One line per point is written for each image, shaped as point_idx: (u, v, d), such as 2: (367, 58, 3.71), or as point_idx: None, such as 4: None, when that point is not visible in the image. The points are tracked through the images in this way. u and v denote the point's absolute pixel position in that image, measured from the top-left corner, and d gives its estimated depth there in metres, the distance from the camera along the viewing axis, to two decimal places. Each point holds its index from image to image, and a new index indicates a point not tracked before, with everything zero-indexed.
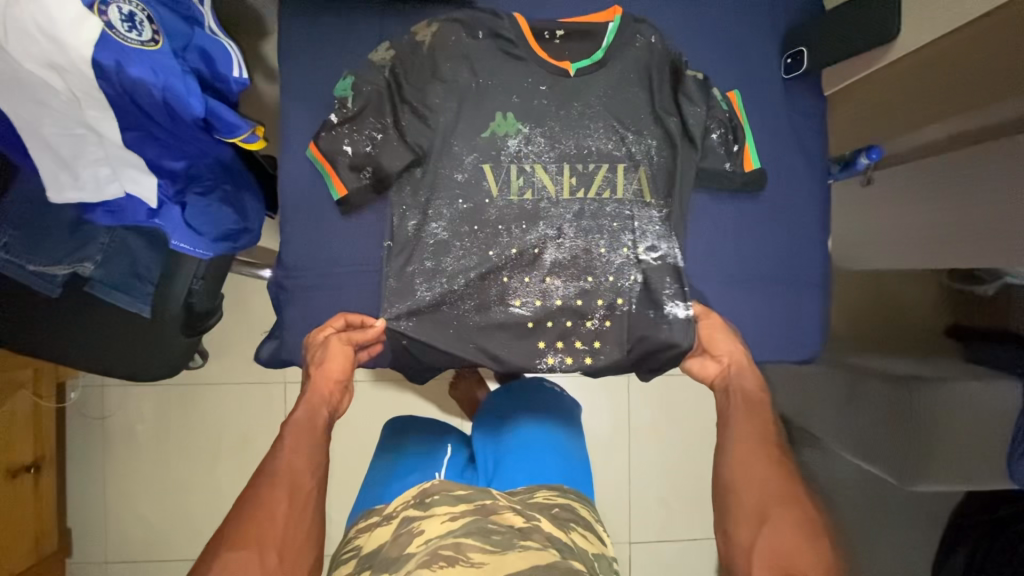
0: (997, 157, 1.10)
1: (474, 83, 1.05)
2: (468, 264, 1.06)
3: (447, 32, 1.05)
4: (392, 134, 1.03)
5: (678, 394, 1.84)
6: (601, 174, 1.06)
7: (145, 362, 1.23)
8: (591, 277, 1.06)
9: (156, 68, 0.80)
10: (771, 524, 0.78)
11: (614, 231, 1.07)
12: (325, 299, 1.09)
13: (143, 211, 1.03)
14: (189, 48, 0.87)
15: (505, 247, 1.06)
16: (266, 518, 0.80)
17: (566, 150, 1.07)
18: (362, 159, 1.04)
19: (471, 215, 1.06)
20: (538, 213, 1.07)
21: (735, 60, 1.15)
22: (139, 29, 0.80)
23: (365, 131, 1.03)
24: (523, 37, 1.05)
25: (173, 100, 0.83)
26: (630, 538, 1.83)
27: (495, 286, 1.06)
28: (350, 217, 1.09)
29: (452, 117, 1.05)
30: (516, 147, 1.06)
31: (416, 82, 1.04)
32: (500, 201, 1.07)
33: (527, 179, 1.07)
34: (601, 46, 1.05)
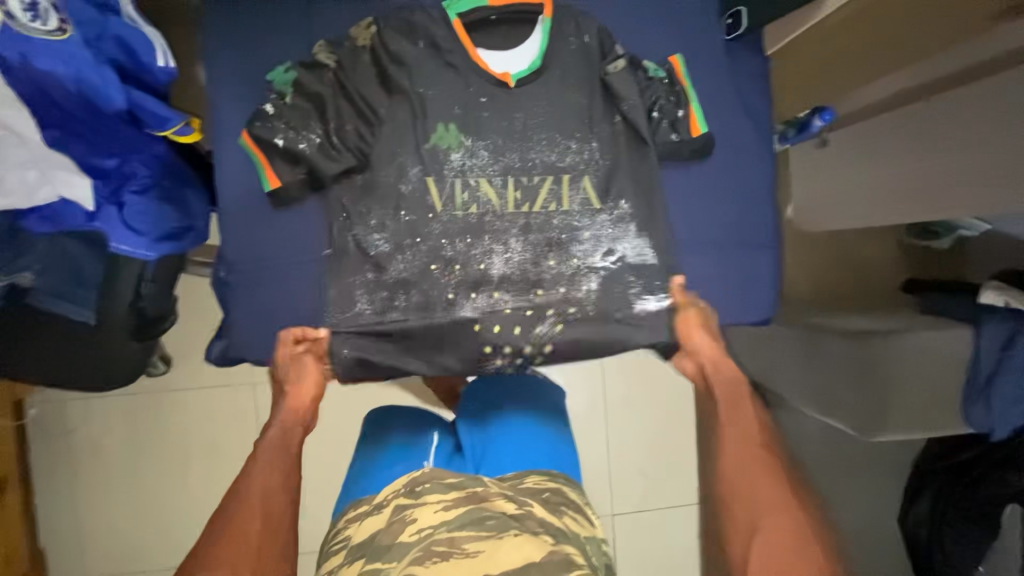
0: (941, 109, 1.12)
1: (410, 91, 1.01)
2: (408, 276, 1.02)
3: (388, 38, 1.01)
4: (330, 138, 1.00)
5: (649, 367, 1.86)
6: (547, 187, 1.04)
7: (99, 369, 1.21)
8: (542, 291, 1.03)
9: (67, 60, 0.76)
10: (766, 524, 0.73)
11: (562, 243, 1.05)
12: (271, 293, 1.05)
13: (80, 216, 0.98)
14: (105, 35, 0.83)
15: (449, 262, 1.02)
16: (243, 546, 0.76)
17: (511, 163, 1.03)
18: (291, 143, 1.00)
19: (412, 228, 1.02)
20: (483, 227, 1.03)
21: (678, 21, 1.13)
22: (44, 18, 0.76)
23: (301, 132, 1.00)
24: (457, 39, 1.01)
25: (89, 92, 0.78)
26: (613, 511, 1.85)
27: (439, 302, 1.02)
28: (284, 207, 1.05)
29: (393, 120, 1.01)
30: (459, 161, 1.03)
31: (358, 79, 1.00)
32: (444, 216, 1.03)
33: (471, 193, 1.03)
34: (538, 53, 1.03)
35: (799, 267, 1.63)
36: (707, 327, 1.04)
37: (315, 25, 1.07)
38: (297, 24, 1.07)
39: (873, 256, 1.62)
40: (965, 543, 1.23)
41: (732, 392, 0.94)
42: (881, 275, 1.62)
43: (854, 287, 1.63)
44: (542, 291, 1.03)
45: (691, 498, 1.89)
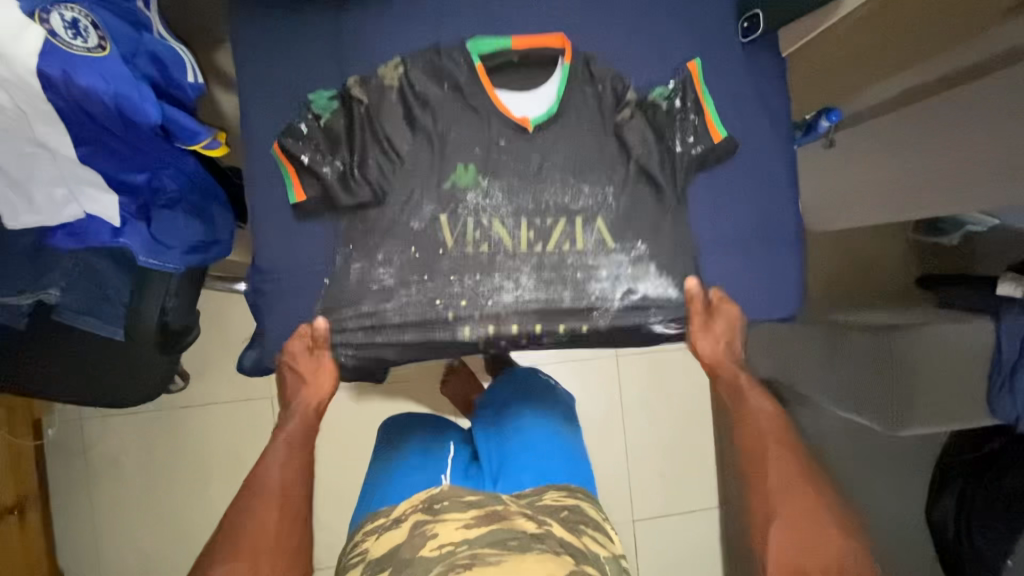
0: (960, 103, 1.13)
1: (429, 130, 0.90)
2: (415, 311, 0.92)
3: (413, 79, 0.96)
4: (350, 168, 0.92)
5: (663, 367, 1.85)
6: (559, 229, 0.94)
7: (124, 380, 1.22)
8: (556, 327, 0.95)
9: (106, 76, 0.77)
10: (782, 511, 0.78)
11: (578, 282, 0.94)
12: (283, 305, 0.96)
13: (106, 230, 0.98)
14: (140, 52, 0.86)
15: (454, 298, 0.92)
16: (254, 534, 0.76)
17: (524, 204, 0.94)
18: (313, 169, 0.94)
19: (421, 263, 0.91)
20: (495, 264, 0.92)
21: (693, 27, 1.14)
22: (84, 36, 0.77)
23: (328, 156, 0.95)
24: (477, 82, 0.93)
25: (126, 108, 0.80)
26: (632, 517, 1.84)
27: (436, 322, 0.92)
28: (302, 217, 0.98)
29: (413, 150, 0.89)
30: (474, 201, 0.92)
31: (386, 113, 0.94)
32: (455, 253, 0.92)
33: (483, 231, 0.93)
34: (555, 96, 0.94)
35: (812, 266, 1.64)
36: (731, 320, 1.00)
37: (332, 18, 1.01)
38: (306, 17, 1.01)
39: (884, 257, 1.64)
40: (992, 538, 1.22)
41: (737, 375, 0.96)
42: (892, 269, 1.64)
43: (868, 288, 1.64)
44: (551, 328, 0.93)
45: (711, 501, 1.88)
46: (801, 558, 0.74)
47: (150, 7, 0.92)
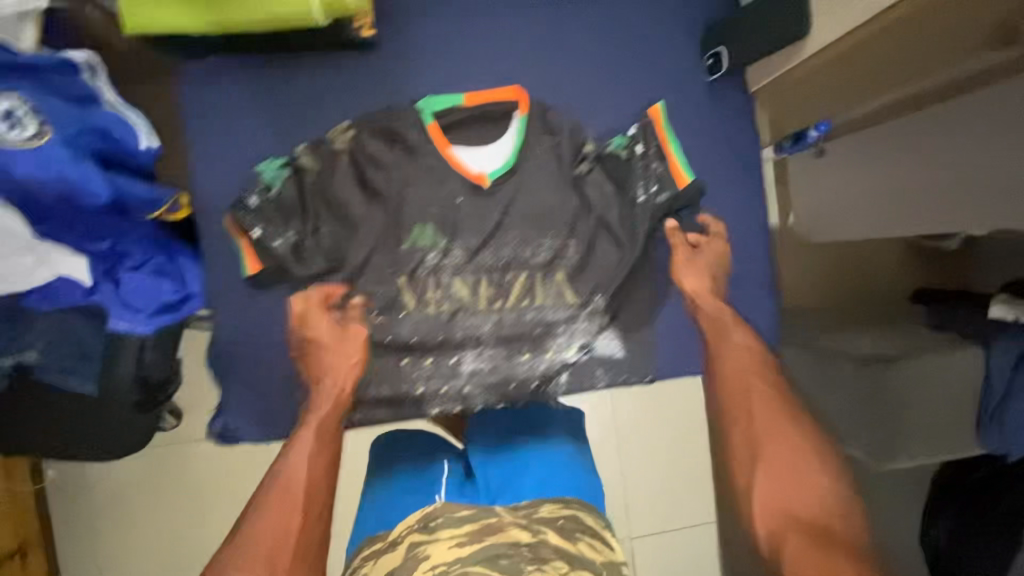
0: (957, 124, 0.97)
1: (392, 185, 0.89)
2: (382, 373, 0.94)
3: (366, 142, 0.91)
4: (305, 236, 0.91)
5: (703, 411, 1.30)
6: (519, 285, 0.97)
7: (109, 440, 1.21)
8: (513, 386, 0.96)
9: (48, 161, 0.77)
10: (767, 454, 0.85)
11: (536, 337, 0.97)
12: (254, 378, 0.96)
13: (77, 291, 0.99)
14: (84, 128, 0.83)
15: (418, 358, 0.94)
16: (260, 549, 0.71)
17: (484, 263, 0.95)
18: (262, 243, 0.91)
19: (383, 328, 0.93)
20: (456, 322, 0.95)
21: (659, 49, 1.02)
22: (21, 123, 0.77)
23: (279, 227, 0.89)
24: (431, 140, 0.91)
25: (72, 190, 0.79)
26: (646, 529, 1.37)
27: (410, 398, 0.95)
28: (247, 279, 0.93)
29: (373, 215, 0.89)
30: (433, 261, 0.93)
31: (332, 180, 0.90)
32: (416, 315, 0.94)
33: (444, 293, 0.94)
34: (513, 147, 0.93)
35: None
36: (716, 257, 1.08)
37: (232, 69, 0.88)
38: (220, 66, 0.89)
39: None
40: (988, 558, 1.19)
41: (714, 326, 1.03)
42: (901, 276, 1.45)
43: None
44: (517, 387, 0.96)
45: (710, 514, 1.86)
46: (785, 497, 0.79)
47: (100, 76, 0.89)
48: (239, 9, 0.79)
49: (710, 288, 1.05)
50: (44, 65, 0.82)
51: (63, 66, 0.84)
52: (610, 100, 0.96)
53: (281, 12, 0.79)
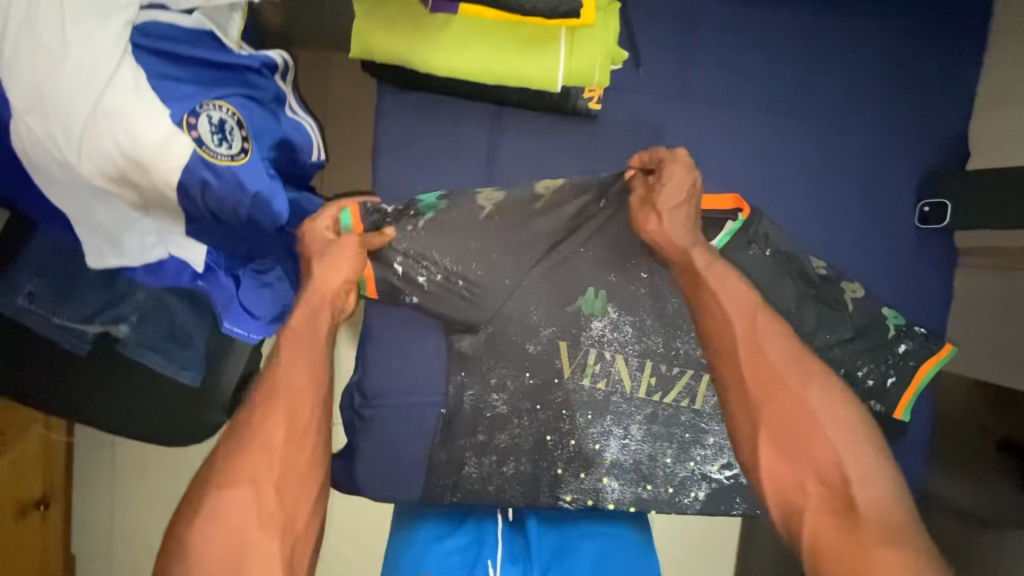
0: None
1: (572, 255, 0.83)
2: (522, 446, 0.84)
3: (564, 207, 0.82)
4: (452, 281, 0.81)
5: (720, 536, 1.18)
6: (684, 381, 0.85)
7: (169, 424, 0.90)
8: (650, 486, 0.86)
9: (245, 182, 0.66)
10: (767, 415, 0.57)
11: (684, 442, 0.86)
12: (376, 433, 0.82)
13: (186, 273, 0.72)
14: (269, 138, 0.73)
15: (564, 434, 0.84)
16: (239, 515, 0.51)
17: (652, 346, 0.85)
18: (400, 288, 0.79)
19: (535, 393, 0.84)
20: (607, 405, 0.85)
21: (905, 148, 0.87)
22: (229, 139, 0.66)
23: (422, 262, 0.80)
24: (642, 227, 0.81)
25: (258, 216, 0.68)
26: None
27: (547, 478, 0.84)
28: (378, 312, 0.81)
29: (541, 278, 0.82)
30: (599, 331, 0.84)
31: (514, 240, 0.82)
32: (570, 383, 0.84)
33: (603, 367, 0.85)
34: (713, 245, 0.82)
35: None
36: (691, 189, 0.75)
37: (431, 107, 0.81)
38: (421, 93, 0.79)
39: None
40: None
41: (741, 305, 0.64)
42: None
43: None
44: (651, 491, 0.86)
45: None
46: (791, 479, 0.55)
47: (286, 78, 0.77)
48: (464, 60, 0.72)
49: (672, 228, 0.75)
50: (246, 66, 0.69)
51: (262, 68, 0.71)
52: (816, 210, 0.87)
53: (515, 79, 0.73)
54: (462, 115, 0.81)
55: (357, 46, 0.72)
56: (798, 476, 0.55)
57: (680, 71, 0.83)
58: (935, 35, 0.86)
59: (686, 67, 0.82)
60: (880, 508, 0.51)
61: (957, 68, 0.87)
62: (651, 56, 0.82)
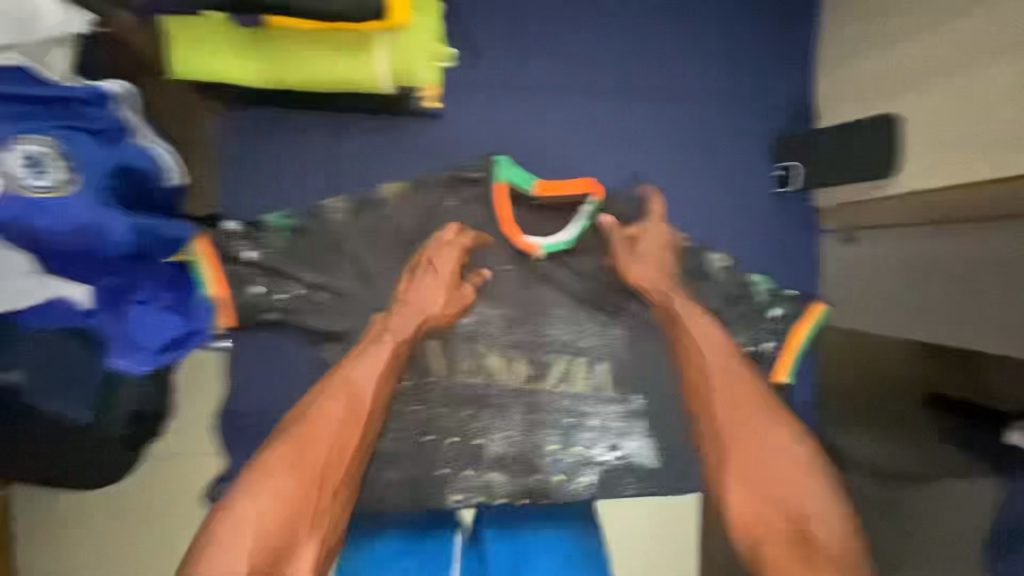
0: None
1: (432, 251, 0.82)
2: (402, 451, 0.84)
3: (417, 204, 0.82)
4: (314, 293, 0.80)
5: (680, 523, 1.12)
6: (559, 366, 0.87)
7: (65, 495, 0.69)
8: (539, 476, 0.85)
9: (55, 223, 0.52)
10: (738, 455, 0.75)
11: (568, 428, 0.86)
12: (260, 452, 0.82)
13: (74, 312, 0.57)
14: (108, 166, 0.57)
15: (445, 433, 0.84)
16: (266, 486, 0.64)
17: (524, 336, 0.87)
18: (258, 304, 0.79)
19: (411, 395, 0.83)
20: (486, 399, 0.85)
21: (751, 115, 0.89)
22: (43, 172, 0.53)
23: (283, 280, 0.79)
24: (497, 218, 0.84)
25: (92, 247, 0.55)
26: None
27: (432, 480, 0.84)
28: (237, 333, 0.80)
29: (403, 276, 0.82)
30: (469, 327, 0.85)
31: (370, 241, 0.81)
32: (446, 381, 0.84)
33: (477, 363, 0.85)
34: (573, 228, 0.86)
35: None
36: (667, 239, 0.86)
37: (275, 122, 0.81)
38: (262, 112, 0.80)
39: None
40: None
41: (739, 394, 0.78)
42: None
43: None
44: (540, 481, 0.85)
45: None
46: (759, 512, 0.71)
47: (130, 104, 0.61)
48: (285, 71, 0.72)
49: (659, 274, 0.85)
50: (71, 93, 0.55)
51: (93, 95, 0.57)
52: (672, 186, 0.88)
53: (339, 84, 0.73)
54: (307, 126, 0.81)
55: (175, 64, 0.71)
56: (771, 517, 0.70)
57: (518, 61, 0.84)
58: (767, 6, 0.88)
59: (525, 60, 0.84)
60: (836, 540, 0.68)
61: (789, 34, 0.89)
62: (486, 50, 0.83)
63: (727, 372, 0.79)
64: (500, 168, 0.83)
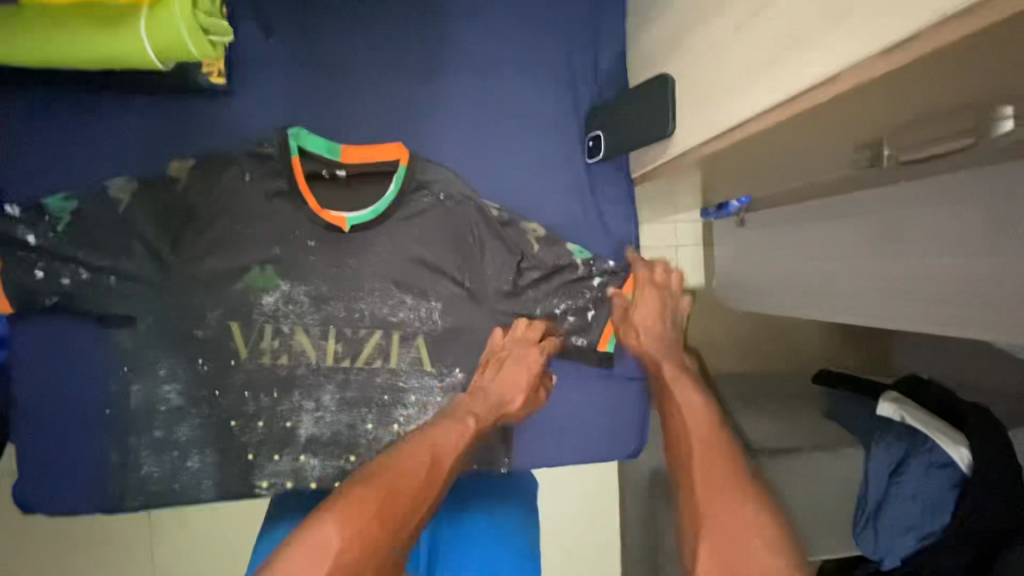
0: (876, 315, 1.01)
1: (226, 228, 0.80)
2: (206, 438, 0.80)
3: (208, 179, 0.79)
4: (101, 275, 0.77)
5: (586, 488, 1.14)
6: (373, 343, 0.84)
7: None
8: (355, 457, 0.83)
9: None
10: (709, 507, 0.63)
11: (384, 405, 0.84)
12: (47, 449, 0.78)
13: None
14: None
15: (250, 418, 0.81)
16: (356, 512, 0.58)
17: (334, 313, 0.83)
18: (39, 288, 0.75)
19: (211, 378, 0.80)
20: (293, 380, 0.82)
21: (561, 83, 0.89)
22: None
23: (66, 263, 0.76)
24: (297, 188, 0.80)
25: None
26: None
27: (239, 465, 0.81)
28: (18, 322, 0.77)
29: (195, 253, 0.79)
30: (274, 305, 0.81)
31: (157, 218, 0.78)
32: (249, 363, 0.81)
33: (283, 342, 0.82)
34: (384, 195, 0.82)
35: (727, 335, 1.27)
36: (660, 305, 0.87)
37: (55, 102, 0.78)
38: (39, 92, 0.78)
39: (797, 333, 1.30)
40: None
41: (705, 434, 0.73)
42: (809, 344, 1.29)
43: (789, 361, 1.29)
44: (355, 462, 0.83)
45: None
46: (732, 547, 0.59)
47: None
48: (46, 46, 0.71)
49: (657, 342, 0.85)
50: None
51: None
52: (485, 157, 0.88)
53: (109, 60, 0.72)
54: (89, 105, 0.79)
55: None
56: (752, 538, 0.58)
57: (313, 39, 0.83)
58: None
59: (317, 35, 0.83)
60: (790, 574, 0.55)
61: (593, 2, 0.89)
62: (278, 28, 0.82)
63: (705, 432, 0.73)
64: (293, 140, 0.80)
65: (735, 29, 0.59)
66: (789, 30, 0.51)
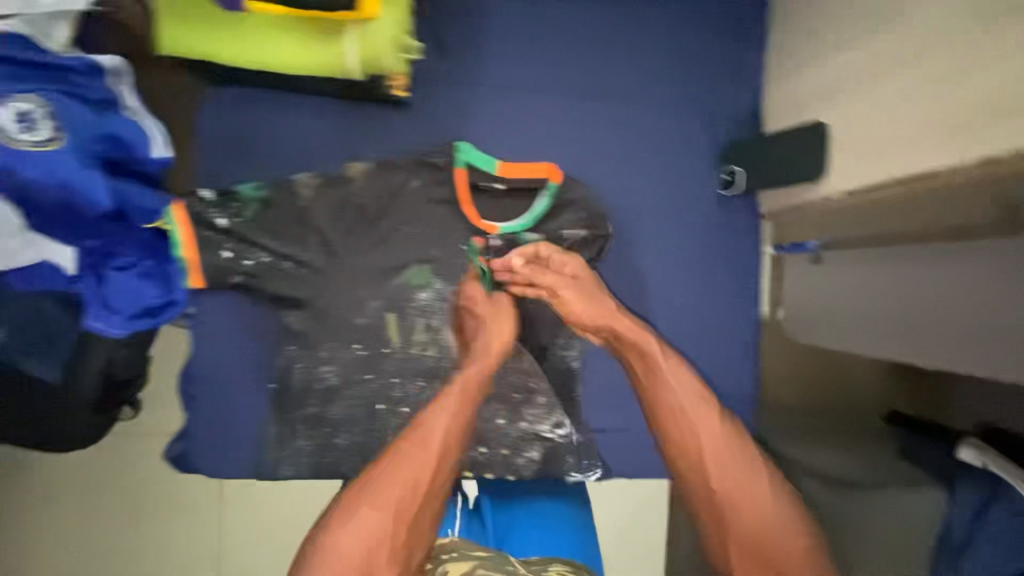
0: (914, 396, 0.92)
1: (392, 226, 0.87)
2: (355, 418, 0.86)
3: (382, 181, 0.87)
4: (279, 259, 0.84)
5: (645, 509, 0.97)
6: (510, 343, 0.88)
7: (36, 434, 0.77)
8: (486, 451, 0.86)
9: (52, 168, 0.66)
10: (738, 500, 0.72)
11: (516, 402, 0.89)
12: (218, 412, 0.87)
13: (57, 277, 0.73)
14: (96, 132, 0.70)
15: (395, 403, 0.87)
16: (374, 518, 0.65)
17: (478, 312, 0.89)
18: (226, 267, 0.83)
19: (366, 363, 0.87)
20: (438, 371, 0.87)
21: (702, 119, 0.95)
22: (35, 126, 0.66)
23: (250, 246, 0.84)
24: (456, 196, 0.88)
25: (73, 198, 0.67)
26: None
27: (381, 447, 0.86)
28: (202, 296, 0.85)
29: (363, 247, 0.86)
30: (427, 301, 0.88)
31: (334, 213, 0.85)
32: (401, 352, 0.88)
33: (431, 335, 0.88)
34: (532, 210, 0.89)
35: None
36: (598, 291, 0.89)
37: (254, 100, 0.87)
38: (241, 91, 0.86)
39: None
40: None
41: (708, 417, 0.78)
42: None
43: None
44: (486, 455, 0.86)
45: None
46: (771, 537, 0.70)
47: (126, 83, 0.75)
48: (263, 51, 0.78)
49: (593, 312, 0.88)
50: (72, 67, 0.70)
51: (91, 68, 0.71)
52: (625, 181, 0.94)
53: (313, 68, 0.79)
54: (282, 105, 0.87)
55: (166, 42, 0.77)
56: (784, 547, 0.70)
57: (484, 60, 0.90)
58: (716, 16, 0.94)
59: (489, 57, 0.90)
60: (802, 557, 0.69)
61: (741, 47, 0.95)
62: (455, 48, 0.90)
63: (706, 406, 0.79)
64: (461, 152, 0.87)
65: (920, 91, 0.64)
66: (995, 99, 0.56)
